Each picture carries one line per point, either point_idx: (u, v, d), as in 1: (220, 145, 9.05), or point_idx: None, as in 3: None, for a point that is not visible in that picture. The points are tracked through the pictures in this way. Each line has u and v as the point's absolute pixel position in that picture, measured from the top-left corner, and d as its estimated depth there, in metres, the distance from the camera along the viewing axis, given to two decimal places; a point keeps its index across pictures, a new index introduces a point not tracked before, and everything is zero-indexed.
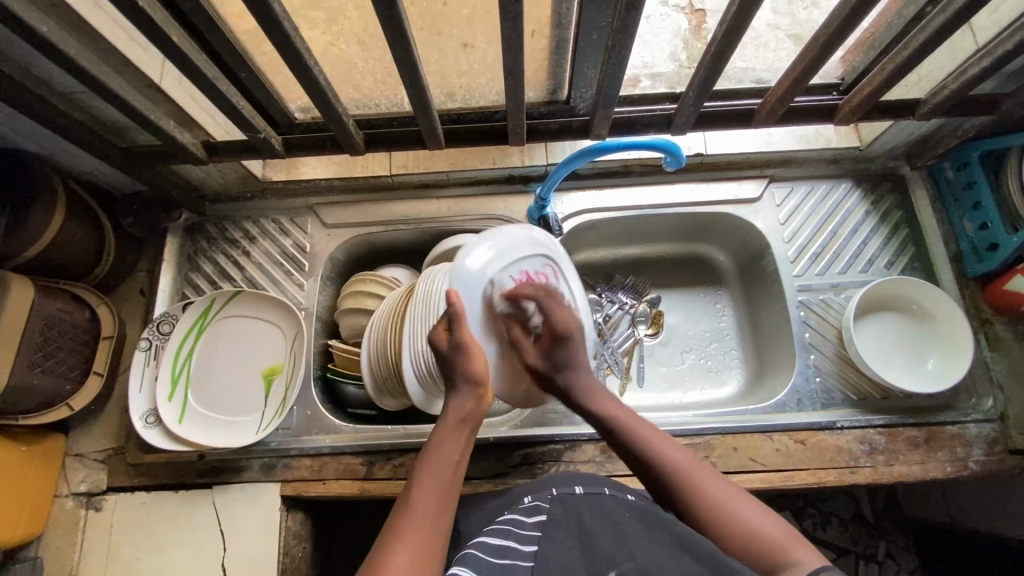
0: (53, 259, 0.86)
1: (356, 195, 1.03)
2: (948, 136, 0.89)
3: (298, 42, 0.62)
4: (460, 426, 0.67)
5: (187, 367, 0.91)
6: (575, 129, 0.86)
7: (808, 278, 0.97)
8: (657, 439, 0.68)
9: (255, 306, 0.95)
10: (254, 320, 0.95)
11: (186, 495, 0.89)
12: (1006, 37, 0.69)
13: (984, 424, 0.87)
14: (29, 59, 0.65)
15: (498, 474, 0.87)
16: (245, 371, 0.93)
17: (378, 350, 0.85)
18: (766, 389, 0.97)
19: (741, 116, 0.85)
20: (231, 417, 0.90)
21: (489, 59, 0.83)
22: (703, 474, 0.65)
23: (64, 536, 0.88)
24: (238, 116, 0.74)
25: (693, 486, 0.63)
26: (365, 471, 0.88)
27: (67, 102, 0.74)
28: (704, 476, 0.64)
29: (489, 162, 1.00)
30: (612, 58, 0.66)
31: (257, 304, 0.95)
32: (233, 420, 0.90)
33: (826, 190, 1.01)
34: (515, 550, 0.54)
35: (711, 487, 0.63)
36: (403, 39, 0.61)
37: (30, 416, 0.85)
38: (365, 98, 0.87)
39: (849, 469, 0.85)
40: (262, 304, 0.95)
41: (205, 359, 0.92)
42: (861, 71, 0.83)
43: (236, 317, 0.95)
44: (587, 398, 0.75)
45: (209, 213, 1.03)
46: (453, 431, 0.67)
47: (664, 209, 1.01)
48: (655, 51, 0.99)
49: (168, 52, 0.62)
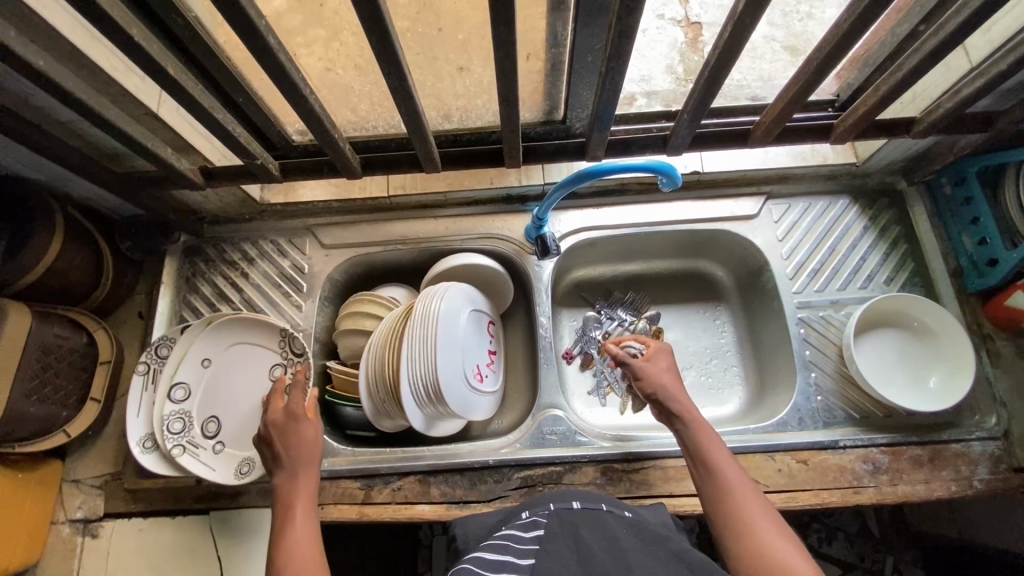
0: (50, 285, 0.86)
1: (355, 215, 1.03)
2: (946, 151, 0.89)
3: (293, 72, 0.63)
4: (309, 487, 0.73)
5: (177, 425, 0.86)
6: (571, 151, 0.86)
7: (807, 295, 0.96)
8: (718, 454, 0.73)
9: (249, 342, 0.93)
10: (244, 355, 0.93)
11: (183, 521, 0.88)
12: (1000, 57, 0.69)
13: (987, 442, 0.86)
14: (26, 91, 0.66)
15: (498, 497, 0.86)
16: (248, 412, 0.91)
17: (376, 372, 0.86)
18: (766, 408, 0.96)
19: (739, 135, 0.85)
20: (251, 458, 0.88)
21: (485, 82, 0.83)
22: (744, 491, 0.68)
23: (61, 564, 0.87)
24: (235, 143, 0.74)
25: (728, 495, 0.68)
26: (363, 495, 0.87)
27: (65, 131, 0.75)
28: (742, 492, 0.68)
29: (487, 183, 1.01)
30: (606, 82, 0.66)
31: (246, 336, 0.93)
32: (253, 463, 0.88)
33: (825, 206, 1.01)
34: (512, 564, 0.53)
35: (747, 504, 0.67)
36: (398, 68, 0.61)
37: (27, 444, 0.84)
38: (362, 121, 0.87)
39: (853, 489, 0.84)
40: (254, 332, 0.93)
41: (200, 414, 0.88)
42: (855, 88, 0.83)
43: (220, 361, 0.91)
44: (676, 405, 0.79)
45: (207, 235, 1.03)
46: (305, 495, 0.72)
47: (662, 226, 1.01)
48: (652, 64, 1.00)
49: (165, 84, 0.62)
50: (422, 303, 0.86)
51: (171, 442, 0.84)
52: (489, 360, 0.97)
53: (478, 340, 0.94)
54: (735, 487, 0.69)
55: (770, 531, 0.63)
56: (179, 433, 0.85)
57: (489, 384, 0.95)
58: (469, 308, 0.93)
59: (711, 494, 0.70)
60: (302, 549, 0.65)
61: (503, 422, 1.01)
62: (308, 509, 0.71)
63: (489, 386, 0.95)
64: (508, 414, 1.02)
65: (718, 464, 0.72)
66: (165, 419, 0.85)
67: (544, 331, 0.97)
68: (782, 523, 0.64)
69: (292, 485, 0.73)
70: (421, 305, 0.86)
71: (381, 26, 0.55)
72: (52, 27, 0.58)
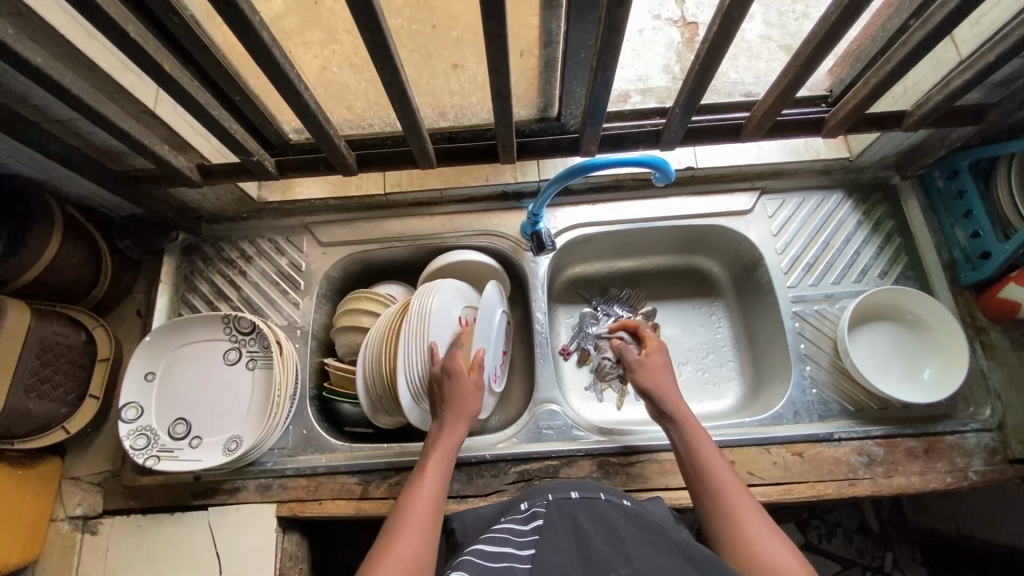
0: (49, 282, 0.87)
1: (352, 213, 1.04)
2: (938, 145, 0.90)
3: (288, 68, 0.63)
4: (451, 443, 0.75)
5: (141, 441, 0.85)
6: (565, 146, 0.86)
7: (802, 289, 0.97)
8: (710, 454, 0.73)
9: (195, 341, 0.91)
10: (194, 354, 0.91)
11: (181, 517, 0.88)
12: (987, 50, 0.70)
13: (982, 433, 0.87)
14: (24, 89, 0.67)
15: (495, 491, 0.87)
16: (214, 403, 0.88)
17: (373, 370, 0.85)
18: (761, 402, 0.96)
19: (731, 130, 0.85)
20: (237, 435, 0.86)
21: (479, 79, 0.84)
22: (733, 492, 0.68)
23: (59, 561, 0.88)
24: (232, 141, 0.75)
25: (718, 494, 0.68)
26: (361, 490, 0.88)
27: (63, 129, 0.75)
28: (733, 492, 0.68)
29: (483, 179, 1.02)
30: (598, 77, 0.67)
31: (192, 334, 0.91)
32: (241, 440, 0.86)
33: (819, 201, 1.01)
34: (513, 555, 0.54)
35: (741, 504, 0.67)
36: (391, 64, 0.62)
37: (26, 441, 0.85)
38: (358, 119, 0.88)
39: (848, 480, 0.85)
40: (192, 329, 0.91)
41: (162, 422, 0.87)
42: (848, 83, 0.83)
43: (169, 370, 0.90)
44: (661, 397, 0.80)
45: (205, 233, 1.04)
46: (443, 451, 0.74)
47: (657, 222, 1.01)
48: (649, 65, 1.01)
49: (162, 81, 0.63)
50: (420, 299, 0.86)
51: (142, 456, 0.84)
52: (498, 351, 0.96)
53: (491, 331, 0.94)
54: (720, 476, 0.70)
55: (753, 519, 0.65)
56: (146, 447, 0.85)
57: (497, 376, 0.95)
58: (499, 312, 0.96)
59: (706, 495, 0.69)
60: (424, 502, 0.67)
61: (501, 418, 1.02)
62: (445, 467, 0.72)
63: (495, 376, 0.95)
64: (506, 410, 1.02)
65: (702, 453, 0.73)
66: (126, 440, 0.84)
67: (539, 326, 0.98)
68: (764, 511, 0.66)
69: (439, 434, 0.76)
70: (414, 303, 0.85)
71: (374, 22, 0.55)
72: (50, 25, 0.59)
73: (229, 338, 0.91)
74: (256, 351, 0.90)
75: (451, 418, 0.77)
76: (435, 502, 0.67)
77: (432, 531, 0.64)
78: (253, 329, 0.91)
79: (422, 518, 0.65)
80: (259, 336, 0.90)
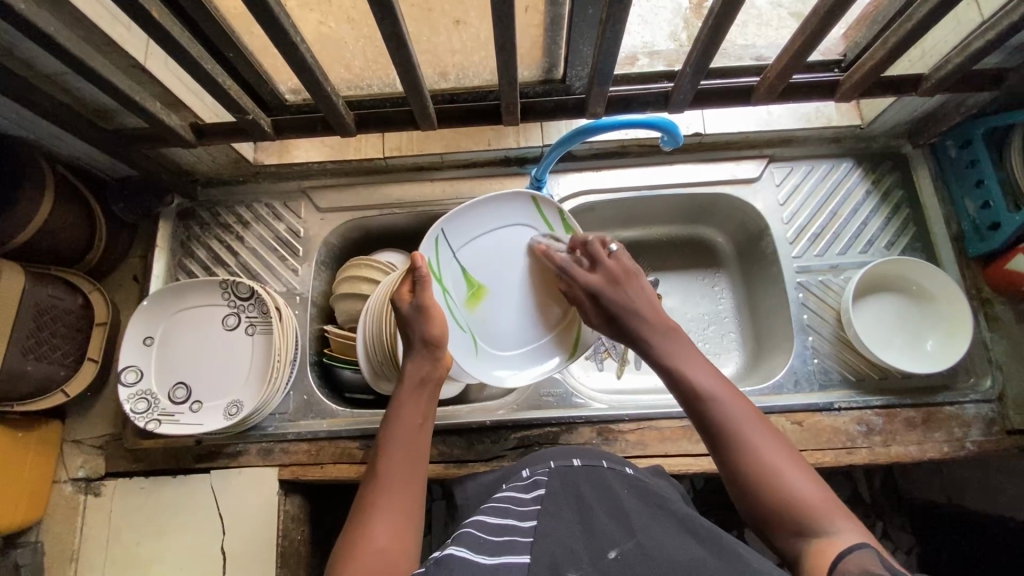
0: (42, 245, 0.85)
1: (351, 178, 1.02)
2: (952, 113, 0.87)
3: (284, 20, 0.60)
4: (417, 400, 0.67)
5: (141, 405, 0.85)
6: (570, 108, 0.84)
7: (807, 259, 0.96)
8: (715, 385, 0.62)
9: (190, 307, 0.90)
10: (191, 320, 0.90)
11: (182, 480, 0.89)
12: (1011, 10, 0.68)
13: (982, 404, 0.87)
14: (8, 40, 0.64)
15: (495, 456, 0.87)
16: (212, 368, 0.88)
17: (373, 333, 0.84)
18: (763, 371, 0.97)
19: (740, 93, 0.83)
20: (238, 399, 0.86)
21: (482, 36, 0.80)
22: (750, 425, 0.59)
23: (64, 521, 0.89)
24: (226, 98, 0.72)
25: (733, 430, 0.59)
26: (362, 454, 0.88)
27: (51, 84, 0.73)
28: (748, 426, 0.59)
29: (484, 143, 0.99)
30: (607, 32, 0.64)
31: (189, 300, 0.90)
32: (242, 404, 0.86)
33: (828, 170, 0.99)
34: (515, 527, 0.54)
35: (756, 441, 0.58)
36: (392, 15, 0.59)
37: (26, 403, 0.85)
38: (357, 79, 0.85)
39: (846, 449, 0.85)
40: (188, 294, 0.90)
41: (162, 387, 0.87)
42: (861, 47, 0.81)
43: (165, 337, 0.89)
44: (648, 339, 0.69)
45: (201, 198, 1.02)
46: (412, 411, 0.67)
47: (662, 190, 0.99)
48: (654, 31, 0.96)
49: (153, 32, 0.60)
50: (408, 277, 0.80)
51: (143, 420, 0.84)
52: (504, 291, 0.83)
53: (491, 252, 0.82)
54: (727, 404, 0.61)
55: (771, 448, 0.57)
56: (147, 410, 0.85)
57: (535, 312, 0.85)
58: (473, 233, 0.81)
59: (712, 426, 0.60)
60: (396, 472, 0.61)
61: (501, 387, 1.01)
62: (414, 432, 0.65)
63: (525, 316, 0.85)
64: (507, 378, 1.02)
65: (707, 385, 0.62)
66: (126, 404, 0.84)
67: None
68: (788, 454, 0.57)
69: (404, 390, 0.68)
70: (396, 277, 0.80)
71: None
72: None
73: (227, 304, 0.90)
74: (255, 316, 0.90)
75: (418, 360, 0.69)
76: (410, 479, 0.62)
77: (409, 505, 0.59)
78: (250, 294, 0.89)
79: (399, 489, 0.60)
80: (257, 301, 0.89)
